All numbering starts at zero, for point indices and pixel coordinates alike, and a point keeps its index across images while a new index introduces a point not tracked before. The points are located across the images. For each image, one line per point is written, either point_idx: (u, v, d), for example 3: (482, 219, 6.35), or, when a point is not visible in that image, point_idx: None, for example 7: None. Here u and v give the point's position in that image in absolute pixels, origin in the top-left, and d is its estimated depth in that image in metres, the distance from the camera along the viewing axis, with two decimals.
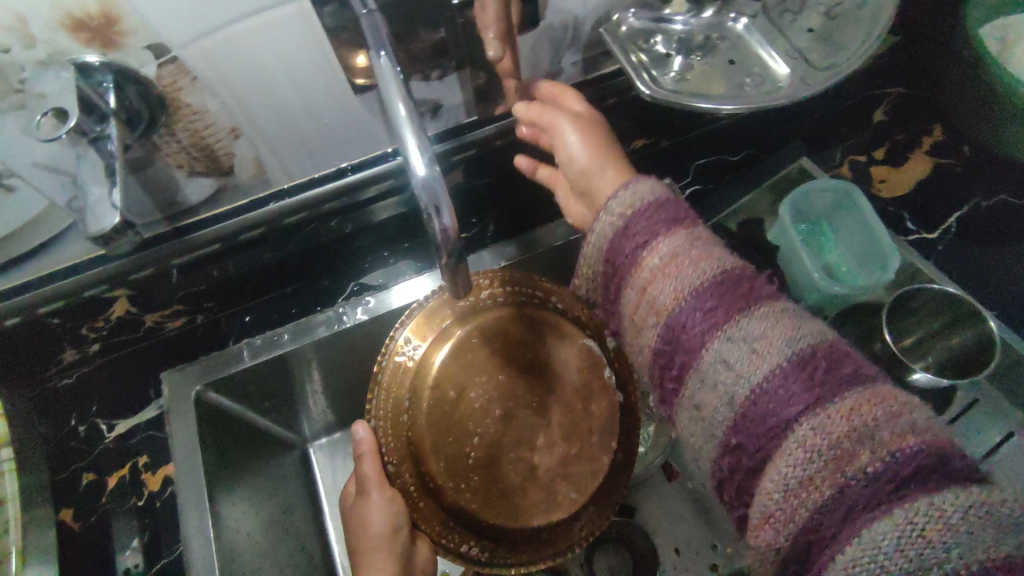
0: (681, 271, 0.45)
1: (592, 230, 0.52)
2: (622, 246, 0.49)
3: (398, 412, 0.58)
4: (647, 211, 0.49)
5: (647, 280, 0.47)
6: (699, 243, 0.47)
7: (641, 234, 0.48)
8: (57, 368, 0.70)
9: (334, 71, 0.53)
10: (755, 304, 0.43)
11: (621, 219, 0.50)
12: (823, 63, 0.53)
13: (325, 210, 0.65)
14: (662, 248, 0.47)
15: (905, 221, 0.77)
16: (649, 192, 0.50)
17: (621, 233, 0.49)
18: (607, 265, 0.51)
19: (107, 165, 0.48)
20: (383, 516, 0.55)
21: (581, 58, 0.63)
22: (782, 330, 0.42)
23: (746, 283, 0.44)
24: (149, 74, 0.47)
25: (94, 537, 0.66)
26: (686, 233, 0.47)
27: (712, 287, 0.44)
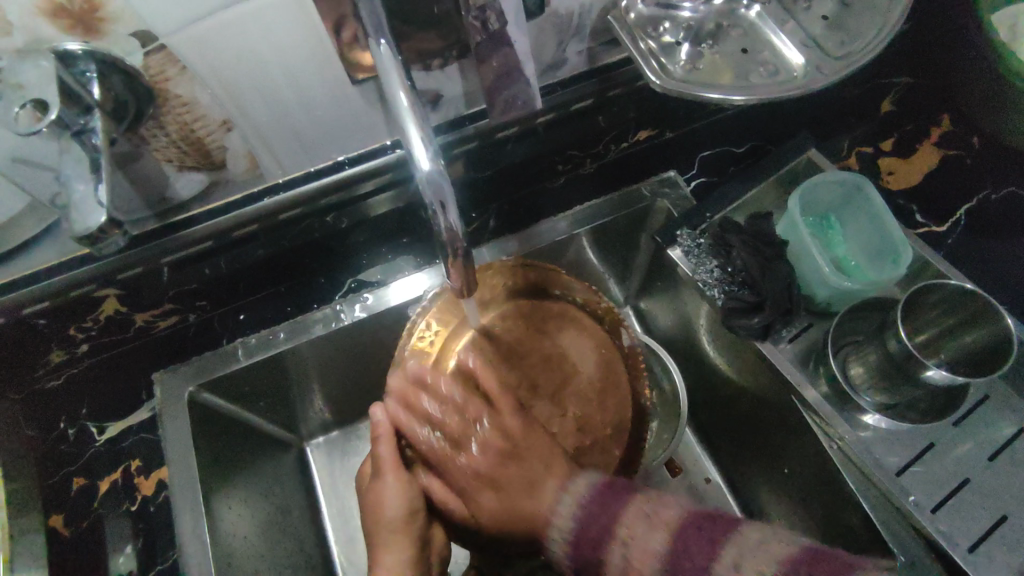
0: (642, 563, 0.45)
1: (548, 525, 0.51)
2: (585, 547, 0.48)
3: (418, 390, 0.53)
4: (590, 509, 0.49)
5: (625, 566, 0.46)
6: (645, 505, 0.48)
7: (596, 531, 0.48)
8: (45, 370, 0.66)
9: (330, 60, 0.50)
10: (724, 542, 0.44)
11: (571, 520, 0.49)
12: (837, 51, 0.51)
13: (321, 205, 0.63)
14: (622, 538, 0.47)
15: (915, 213, 0.75)
16: (584, 489, 0.51)
17: (582, 532, 0.49)
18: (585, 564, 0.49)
19: (93, 159, 0.45)
20: (397, 498, 0.52)
21: (586, 47, 0.60)
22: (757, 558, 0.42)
23: (705, 520, 0.46)
24: (136, 63, 0.45)
25: (86, 542, 0.64)
26: (631, 517, 0.47)
27: (681, 538, 0.45)
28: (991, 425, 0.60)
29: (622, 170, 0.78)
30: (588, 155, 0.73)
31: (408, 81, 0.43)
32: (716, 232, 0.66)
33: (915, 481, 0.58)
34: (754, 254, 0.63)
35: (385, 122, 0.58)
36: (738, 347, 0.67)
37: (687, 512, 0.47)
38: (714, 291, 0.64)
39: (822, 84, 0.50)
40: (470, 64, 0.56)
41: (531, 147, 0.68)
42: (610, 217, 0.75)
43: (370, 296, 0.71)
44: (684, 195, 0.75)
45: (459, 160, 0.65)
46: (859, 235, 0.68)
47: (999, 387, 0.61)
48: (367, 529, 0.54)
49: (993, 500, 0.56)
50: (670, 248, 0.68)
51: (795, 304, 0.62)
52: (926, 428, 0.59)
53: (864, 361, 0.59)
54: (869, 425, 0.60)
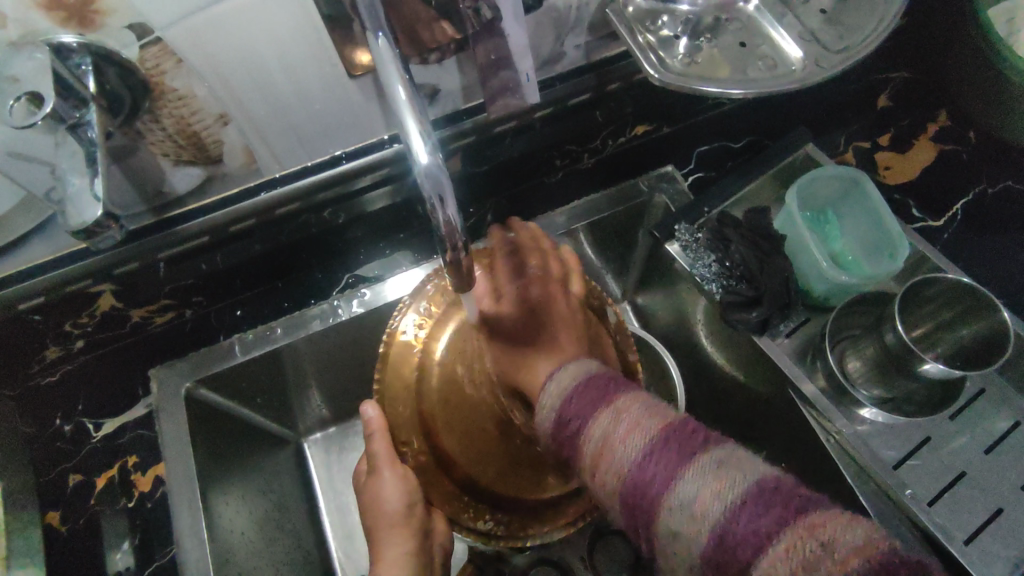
0: (613, 452, 0.39)
1: (543, 393, 0.47)
2: (565, 431, 0.43)
3: (405, 396, 0.55)
4: (575, 398, 0.44)
5: (598, 446, 0.40)
6: (644, 404, 0.42)
7: (576, 413, 0.43)
8: (39, 368, 0.66)
9: (327, 53, 0.50)
10: (693, 457, 0.37)
11: (554, 409, 0.45)
12: (835, 45, 0.51)
13: (318, 200, 0.63)
14: (607, 418, 0.41)
15: (912, 208, 0.75)
16: (572, 377, 0.46)
17: (569, 403, 0.44)
18: (556, 439, 0.44)
19: (88, 153, 0.45)
20: (394, 493, 0.55)
21: (584, 41, 0.60)
22: (729, 475, 0.36)
23: (688, 431, 0.39)
24: (131, 56, 0.45)
25: (83, 539, 0.64)
26: (614, 407, 0.42)
27: (658, 444, 0.38)
28: (987, 418, 0.60)
29: (620, 165, 0.78)
30: (585, 149, 0.73)
31: (406, 73, 0.43)
32: (713, 227, 0.67)
33: (912, 474, 0.58)
34: (752, 249, 0.64)
35: (382, 116, 0.58)
36: (736, 342, 0.68)
37: (681, 419, 0.40)
38: (711, 285, 0.64)
39: (820, 78, 0.50)
40: (468, 58, 0.56)
41: (530, 141, 0.68)
42: (609, 211, 0.75)
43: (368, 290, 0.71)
44: (682, 189, 0.75)
45: (457, 155, 0.64)
46: (856, 229, 0.68)
47: (995, 382, 0.62)
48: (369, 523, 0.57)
49: (988, 494, 0.57)
50: (668, 242, 0.68)
51: (792, 298, 0.63)
52: (924, 421, 0.60)
53: (862, 354, 0.59)
54: (865, 418, 0.60)
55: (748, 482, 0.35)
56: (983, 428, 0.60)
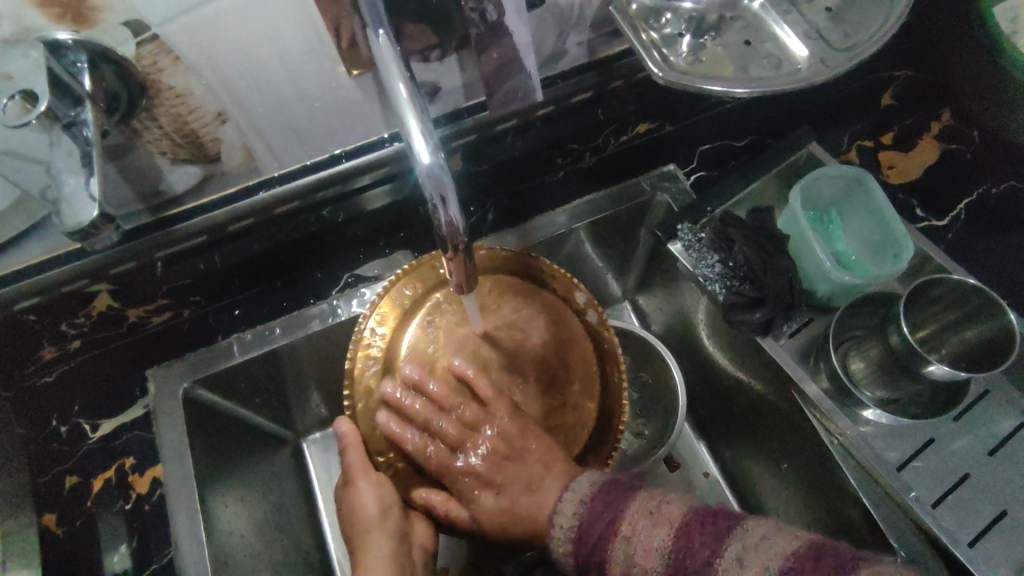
0: (644, 575, 0.43)
1: (551, 523, 0.50)
2: (590, 556, 0.47)
3: (373, 400, 0.55)
4: (587, 521, 0.47)
5: (627, 571, 0.44)
6: (654, 505, 0.46)
7: (595, 538, 0.46)
8: (35, 368, 0.65)
9: (326, 50, 0.49)
10: (722, 548, 0.42)
11: (571, 537, 0.48)
12: (842, 42, 0.51)
13: (316, 199, 0.62)
14: (625, 536, 0.45)
15: (916, 208, 0.75)
16: (574, 498, 0.49)
17: (584, 531, 0.47)
18: (579, 561, 0.48)
19: (84, 153, 0.44)
20: (371, 498, 0.55)
21: (587, 38, 0.59)
22: (760, 559, 0.41)
23: (700, 522, 0.44)
24: (127, 53, 0.44)
25: (81, 541, 0.64)
26: (626, 523, 0.45)
27: (682, 547, 0.43)
28: (990, 419, 0.60)
29: (622, 164, 0.78)
30: (587, 148, 0.72)
31: (407, 72, 0.42)
32: (716, 226, 0.66)
33: (914, 475, 0.58)
34: (757, 249, 0.63)
35: (382, 114, 0.57)
36: (739, 342, 0.67)
37: (687, 512, 0.45)
38: (715, 287, 0.64)
39: (827, 76, 0.49)
40: (470, 56, 0.55)
41: (532, 140, 0.67)
42: (611, 210, 0.74)
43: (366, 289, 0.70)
44: (685, 189, 0.74)
45: (457, 154, 0.64)
46: (859, 229, 0.67)
47: (999, 383, 0.61)
48: (349, 530, 0.57)
49: (992, 495, 0.57)
50: (670, 242, 0.68)
51: (796, 298, 0.62)
52: (928, 423, 0.59)
53: (866, 356, 0.59)
54: (868, 419, 0.59)
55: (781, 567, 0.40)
56: (986, 429, 0.60)
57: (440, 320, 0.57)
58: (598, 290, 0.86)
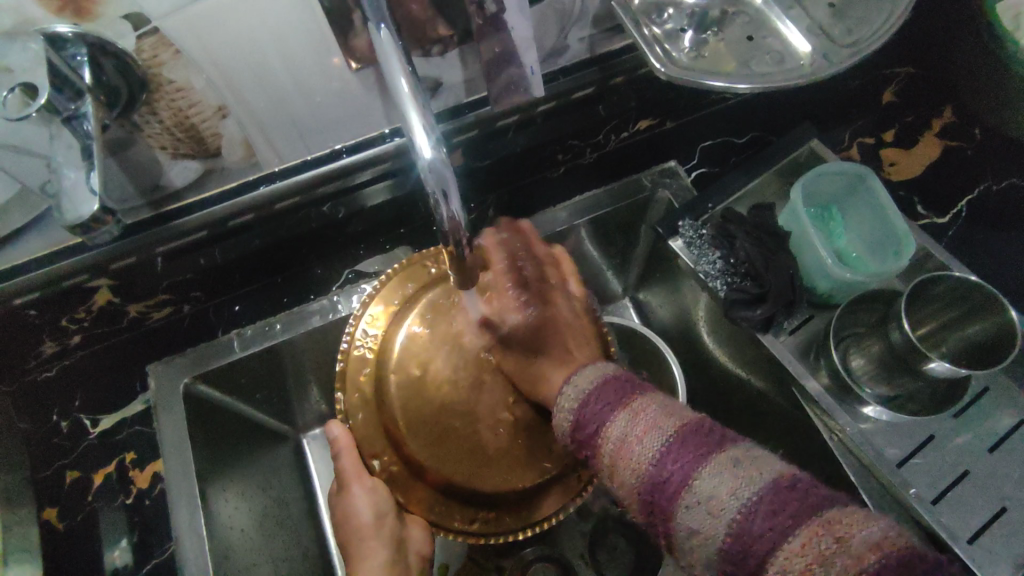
0: (630, 452, 0.44)
1: (557, 390, 0.51)
2: (584, 433, 0.47)
3: (365, 408, 0.53)
4: (592, 399, 0.48)
5: (619, 444, 0.45)
6: (661, 404, 0.46)
7: (595, 416, 0.47)
8: (36, 362, 0.66)
9: (327, 44, 0.49)
10: (711, 456, 0.42)
11: (571, 412, 0.48)
12: (845, 39, 0.50)
13: (318, 194, 0.62)
14: (626, 418, 0.46)
15: (917, 205, 0.75)
16: (590, 380, 0.49)
17: (584, 405, 0.48)
18: (573, 438, 0.49)
19: (84, 146, 0.44)
20: (365, 504, 0.57)
21: (588, 34, 0.59)
22: (753, 466, 0.41)
23: (701, 429, 0.44)
24: (128, 46, 0.44)
25: (81, 536, 0.64)
26: (632, 407, 0.46)
27: (673, 447, 0.43)
28: (990, 416, 0.60)
29: (623, 160, 0.78)
30: (588, 144, 0.72)
31: (408, 65, 0.42)
32: (718, 222, 0.66)
33: (915, 473, 0.58)
34: (757, 245, 0.63)
35: (383, 108, 0.57)
36: (740, 339, 0.67)
37: (694, 418, 0.45)
38: (716, 283, 0.64)
39: (829, 72, 0.49)
40: (471, 51, 0.55)
41: (532, 136, 0.67)
42: (612, 206, 0.74)
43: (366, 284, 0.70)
44: (686, 185, 0.74)
45: (458, 149, 0.64)
46: (860, 226, 0.67)
47: (1001, 380, 0.61)
48: (343, 538, 0.59)
49: (992, 492, 0.57)
50: (672, 238, 0.67)
51: (798, 294, 0.62)
52: (929, 420, 0.59)
53: (866, 352, 0.59)
54: (869, 416, 0.59)
55: (772, 476, 0.40)
56: (986, 427, 0.60)
57: (432, 323, 0.53)
58: (599, 287, 0.86)
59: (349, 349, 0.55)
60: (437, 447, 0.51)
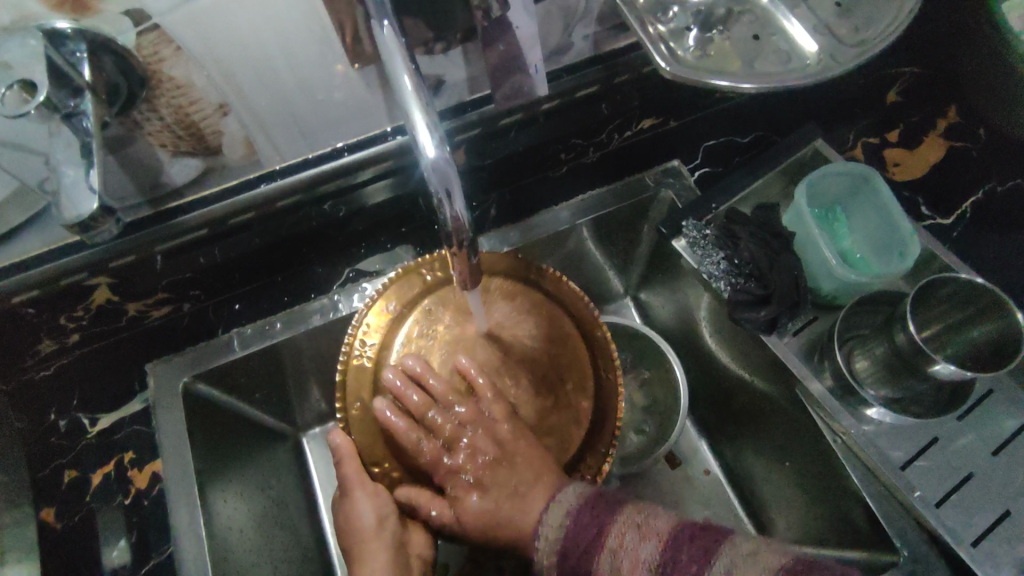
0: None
1: (536, 535, 0.50)
2: (573, 572, 0.47)
3: (366, 414, 0.55)
4: (572, 532, 0.48)
5: None
6: (639, 519, 0.47)
7: (580, 548, 0.47)
8: (35, 360, 0.65)
9: (330, 41, 0.48)
10: (706, 569, 0.43)
11: (553, 549, 0.48)
12: (853, 38, 0.50)
13: (318, 193, 0.61)
14: (610, 546, 0.46)
15: (921, 206, 0.75)
16: (567, 503, 0.49)
17: (566, 542, 0.48)
18: (564, 574, 0.48)
19: (83, 143, 0.44)
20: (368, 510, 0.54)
21: (592, 32, 0.59)
22: (751, 569, 0.42)
23: (686, 544, 0.44)
24: (128, 43, 0.44)
25: (79, 537, 0.63)
26: (614, 543, 0.46)
27: (669, 566, 0.44)
28: (995, 419, 0.60)
29: (626, 159, 0.77)
30: (590, 144, 0.72)
31: (412, 64, 0.41)
32: (721, 223, 0.66)
33: (919, 475, 0.57)
34: (762, 246, 0.63)
35: (386, 107, 0.57)
36: (743, 340, 0.67)
37: (675, 535, 0.45)
38: (719, 283, 0.63)
39: (837, 71, 0.49)
40: (475, 48, 0.55)
41: (536, 135, 0.67)
42: (614, 205, 0.73)
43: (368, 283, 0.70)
44: (689, 185, 0.74)
45: (461, 148, 0.63)
46: (863, 227, 0.67)
47: (1005, 382, 0.61)
48: (346, 545, 0.57)
49: (996, 495, 0.56)
50: (675, 238, 0.67)
51: (802, 296, 0.62)
52: (932, 422, 0.59)
53: (870, 354, 0.58)
54: (872, 419, 0.59)
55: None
56: (990, 429, 0.60)
57: (429, 330, 0.56)
58: (601, 287, 0.85)
59: (347, 361, 0.56)
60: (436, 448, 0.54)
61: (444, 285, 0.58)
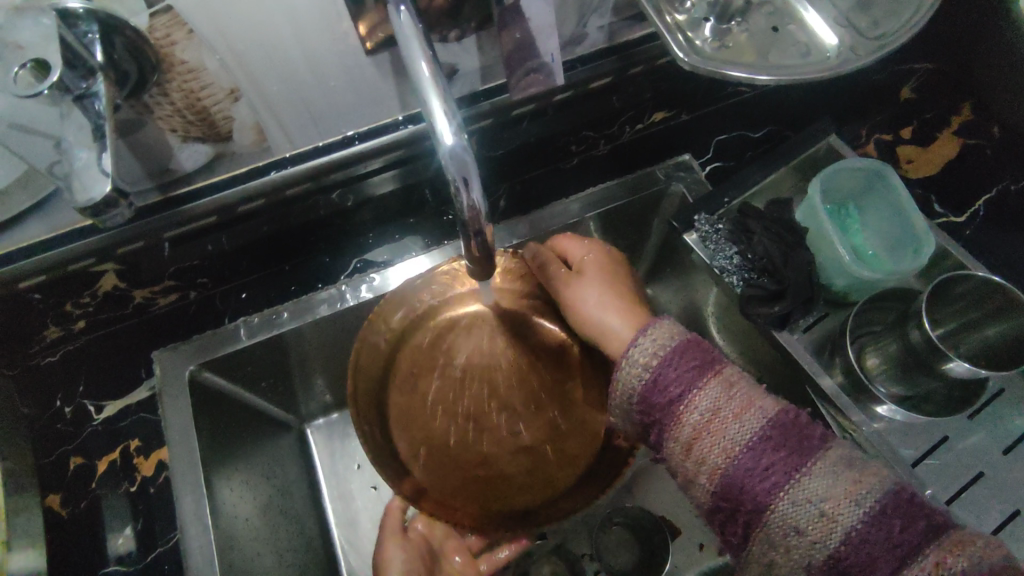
0: (727, 428, 0.47)
1: (615, 371, 0.52)
2: (659, 400, 0.49)
3: (416, 480, 0.65)
4: (671, 363, 0.50)
5: (696, 433, 0.48)
6: (735, 391, 0.48)
7: (677, 386, 0.49)
8: (40, 347, 0.66)
9: (345, 26, 0.48)
10: (812, 458, 0.45)
11: (648, 369, 0.50)
12: (872, 32, 0.49)
13: (328, 181, 0.60)
14: (702, 404, 0.48)
15: (933, 203, 0.74)
16: (667, 338, 0.51)
17: (653, 383, 0.50)
18: (641, 411, 0.51)
19: (96, 126, 0.43)
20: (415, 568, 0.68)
21: (607, 22, 0.58)
22: (845, 485, 0.44)
23: (796, 425, 0.47)
24: (141, 25, 0.44)
25: (84, 523, 0.63)
26: (720, 378, 0.49)
27: (767, 441, 0.46)
28: (1006, 418, 0.59)
29: (637, 152, 0.77)
30: (602, 136, 0.71)
31: (429, 48, 0.41)
32: (734, 218, 0.65)
33: (928, 473, 0.57)
34: (776, 240, 0.62)
35: (397, 93, 0.56)
36: (752, 335, 0.66)
37: (781, 411, 0.47)
38: (732, 278, 0.63)
39: (855, 65, 0.48)
40: (489, 37, 0.54)
41: (549, 126, 0.66)
42: (625, 198, 0.73)
43: (383, 279, 0.69)
44: (699, 179, 0.73)
45: (473, 138, 0.62)
46: (878, 224, 0.66)
47: (1016, 382, 0.61)
48: None
49: (1006, 495, 0.56)
50: (687, 233, 0.66)
51: (816, 292, 0.61)
52: (942, 420, 0.59)
53: (882, 351, 0.58)
54: (882, 416, 0.59)
55: (875, 495, 0.43)
56: (1002, 429, 0.59)
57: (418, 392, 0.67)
58: None
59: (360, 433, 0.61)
60: (473, 487, 0.66)
61: (421, 336, 0.68)
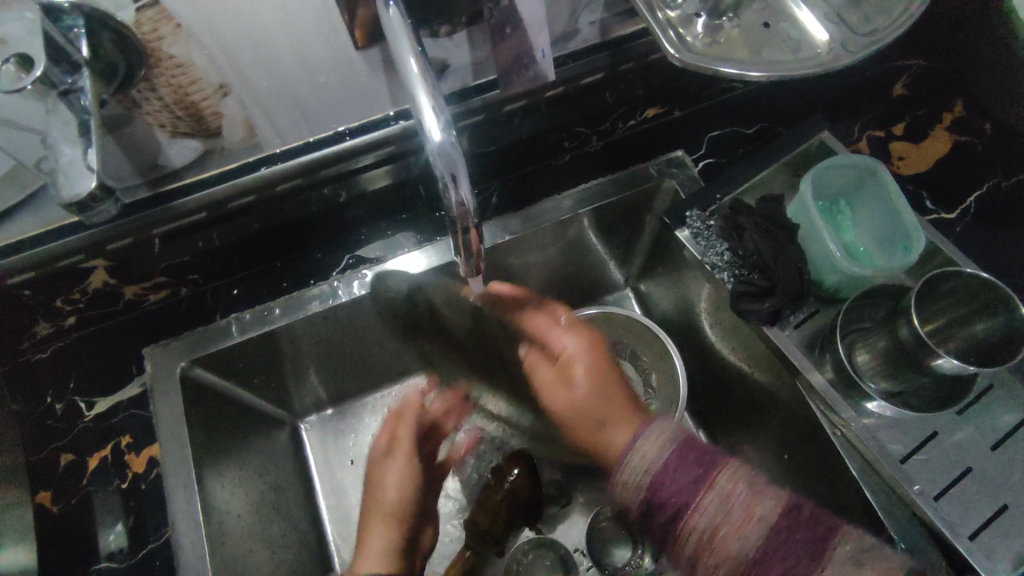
0: (730, 545, 0.48)
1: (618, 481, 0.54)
2: (659, 514, 0.51)
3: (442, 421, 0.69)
4: (665, 478, 0.51)
5: (695, 549, 0.49)
6: (733, 498, 0.49)
7: (673, 500, 0.50)
8: (29, 343, 0.65)
9: (332, 19, 0.48)
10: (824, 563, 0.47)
11: (645, 482, 0.52)
12: (860, 27, 0.49)
13: (319, 178, 0.59)
14: (699, 518, 0.49)
15: (926, 200, 0.75)
16: (660, 448, 0.53)
17: (649, 499, 0.51)
18: (645, 519, 0.53)
19: (81, 121, 0.43)
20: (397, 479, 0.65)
21: (599, 17, 0.58)
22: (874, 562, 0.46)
23: (802, 530, 0.48)
24: (127, 19, 0.44)
25: (76, 520, 0.63)
26: (716, 489, 0.49)
27: (775, 545, 0.47)
28: (993, 413, 0.60)
29: (631, 147, 0.77)
30: (595, 132, 0.72)
31: (418, 44, 0.40)
32: (726, 214, 0.65)
33: (918, 468, 0.57)
34: (766, 236, 0.63)
35: (388, 88, 0.55)
36: (744, 328, 0.67)
37: (786, 517, 0.48)
38: (723, 275, 0.64)
39: (844, 61, 0.48)
40: (481, 32, 0.54)
41: (545, 122, 0.66)
42: (616, 193, 0.72)
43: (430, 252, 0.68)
44: (692, 175, 0.72)
45: (465, 133, 0.62)
46: (870, 222, 0.66)
47: (1005, 378, 0.61)
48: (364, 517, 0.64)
49: (994, 489, 0.57)
50: (678, 229, 0.67)
51: (806, 288, 0.61)
52: (931, 415, 0.59)
53: (871, 348, 0.58)
54: (872, 411, 0.59)
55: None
56: (990, 424, 0.60)
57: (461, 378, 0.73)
58: (602, 276, 0.85)
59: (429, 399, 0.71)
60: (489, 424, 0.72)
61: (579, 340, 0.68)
